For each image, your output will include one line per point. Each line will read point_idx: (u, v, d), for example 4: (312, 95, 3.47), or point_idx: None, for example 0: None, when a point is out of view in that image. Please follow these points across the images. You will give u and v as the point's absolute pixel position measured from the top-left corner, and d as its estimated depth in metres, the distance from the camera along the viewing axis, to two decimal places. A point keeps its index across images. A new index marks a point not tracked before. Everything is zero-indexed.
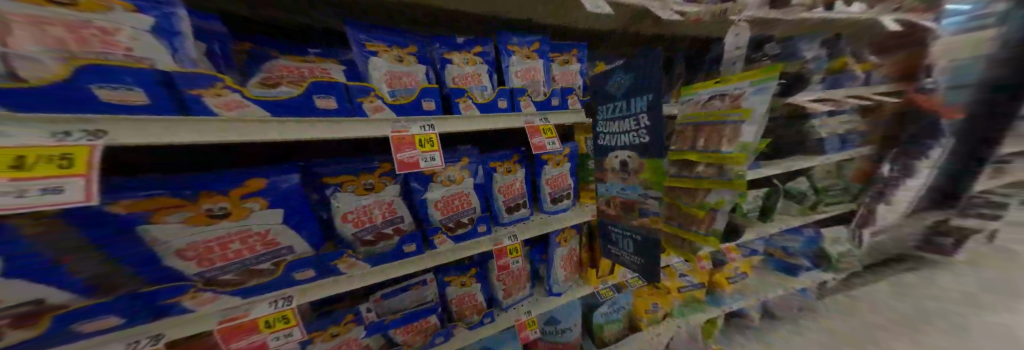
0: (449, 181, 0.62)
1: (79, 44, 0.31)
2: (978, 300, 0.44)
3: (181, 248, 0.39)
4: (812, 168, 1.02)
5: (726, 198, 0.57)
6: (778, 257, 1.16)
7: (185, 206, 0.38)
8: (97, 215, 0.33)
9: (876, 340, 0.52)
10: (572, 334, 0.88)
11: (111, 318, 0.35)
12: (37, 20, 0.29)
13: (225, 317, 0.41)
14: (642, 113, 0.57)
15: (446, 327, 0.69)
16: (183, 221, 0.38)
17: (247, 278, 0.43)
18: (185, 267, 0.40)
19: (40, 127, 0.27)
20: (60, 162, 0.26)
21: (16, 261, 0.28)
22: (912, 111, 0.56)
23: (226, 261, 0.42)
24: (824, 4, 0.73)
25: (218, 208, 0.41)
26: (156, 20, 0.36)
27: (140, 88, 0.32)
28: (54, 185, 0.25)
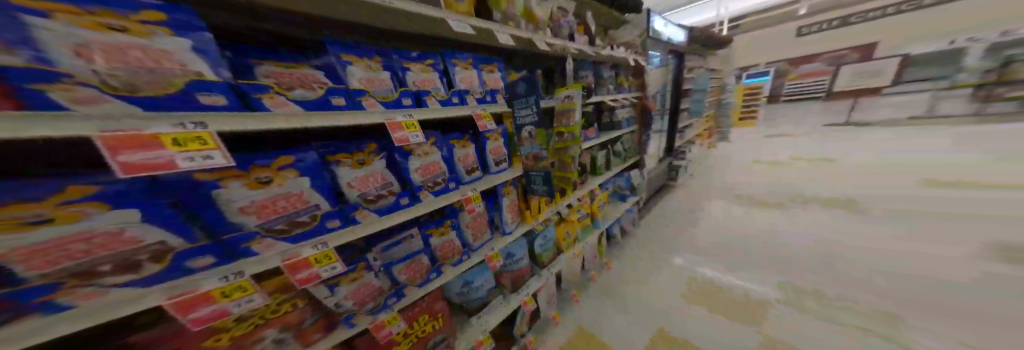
0: (423, 153, 0.88)
1: (153, 64, 0.36)
2: (687, 221, 2.51)
3: (243, 206, 0.50)
4: (624, 139, 2.14)
5: (575, 149, 1.18)
6: (619, 192, 2.26)
7: (241, 176, 0.50)
8: (188, 183, 0.45)
9: (661, 224, 2.52)
10: (521, 264, 1.39)
11: (209, 258, 0.45)
12: (109, 46, 0.33)
13: (285, 257, 0.54)
14: (532, 104, 1.08)
15: (436, 266, 1.01)
16: (242, 187, 0.50)
17: (292, 227, 0.57)
18: (249, 220, 0.52)
19: (164, 119, 0.36)
20: (198, 142, 0.38)
21: (147, 209, 0.40)
22: (645, 107, 2.15)
23: (278, 214, 0.55)
24: (609, 46, 1.71)
25: (264, 176, 0.53)
26: (193, 42, 0.40)
27: (221, 94, 0.42)
28: (203, 156, 0.38)
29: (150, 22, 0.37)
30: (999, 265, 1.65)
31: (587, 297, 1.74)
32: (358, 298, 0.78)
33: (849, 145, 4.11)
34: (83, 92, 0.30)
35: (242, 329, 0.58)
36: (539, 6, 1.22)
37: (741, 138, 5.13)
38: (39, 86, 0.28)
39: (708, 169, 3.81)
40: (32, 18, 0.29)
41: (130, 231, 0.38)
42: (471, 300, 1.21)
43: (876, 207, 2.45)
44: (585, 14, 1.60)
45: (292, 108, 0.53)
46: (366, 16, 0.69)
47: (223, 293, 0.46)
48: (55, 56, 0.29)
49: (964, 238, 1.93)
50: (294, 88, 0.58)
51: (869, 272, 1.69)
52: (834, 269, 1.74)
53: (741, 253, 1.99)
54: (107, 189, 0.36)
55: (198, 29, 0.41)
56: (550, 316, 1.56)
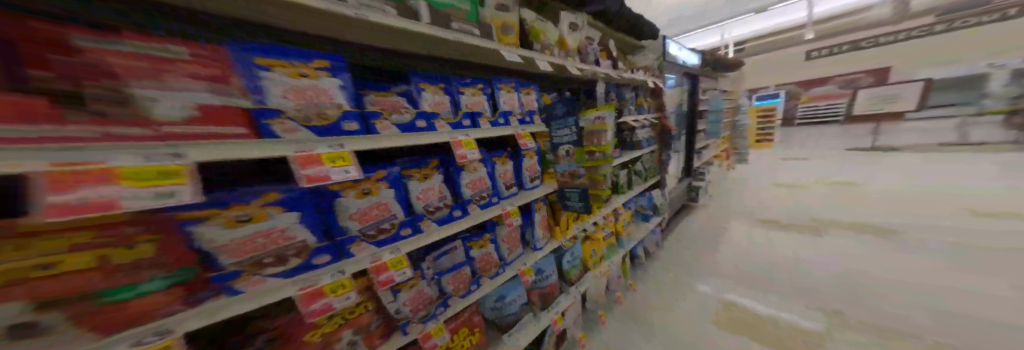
0: (474, 169, 0.96)
1: (318, 98, 0.51)
2: (710, 244, 2.45)
3: (352, 212, 0.60)
4: (645, 158, 2.18)
5: (604, 169, 1.26)
6: (642, 211, 2.27)
7: (352, 186, 0.61)
8: (323, 192, 0.58)
9: (685, 246, 2.46)
10: (550, 279, 1.40)
11: (325, 256, 0.54)
12: (297, 88, 0.48)
13: (374, 259, 0.59)
14: (570, 125, 1.18)
15: (477, 278, 1.04)
16: (353, 196, 0.61)
17: (379, 233, 0.64)
18: (353, 224, 0.61)
19: (322, 142, 0.47)
20: (340, 158, 0.47)
21: (299, 212, 0.53)
22: (663, 126, 2.22)
23: (370, 221, 0.64)
24: (630, 71, 1.83)
25: (366, 188, 0.64)
26: (340, 80, 0.55)
27: (354, 121, 0.54)
28: (343, 170, 0.47)
29: (321, 68, 0.52)
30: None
31: (613, 319, 1.70)
32: (414, 305, 0.82)
33: (877, 169, 3.97)
34: (289, 124, 0.45)
35: (328, 328, 0.64)
36: (571, 36, 1.34)
37: (759, 160, 5.05)
38: (269, 121, 0.42)
39: (728, 191, 3.75)
40: (264, 72, 0.45)
41: (287, 230, 0.50)
42: (505, 315, 1.21)
43: (911, 234, 2.35)
44: (608, 43, 1.74)
45: (391, 130, 0.62)
46: (412, 40, 0.72)
47: (331, 289, 0.51)
48: (271, 98, 0.45)
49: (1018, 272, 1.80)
50: (393, 113, 0.68)
51: (906, 303, 1.59)
52: (874, 298, 1.65)
53: (769, 279, 1.91)
54: (286, 195, 0.52)
55: (344, 70, 0.56)
56: (577, 337, 1.53)
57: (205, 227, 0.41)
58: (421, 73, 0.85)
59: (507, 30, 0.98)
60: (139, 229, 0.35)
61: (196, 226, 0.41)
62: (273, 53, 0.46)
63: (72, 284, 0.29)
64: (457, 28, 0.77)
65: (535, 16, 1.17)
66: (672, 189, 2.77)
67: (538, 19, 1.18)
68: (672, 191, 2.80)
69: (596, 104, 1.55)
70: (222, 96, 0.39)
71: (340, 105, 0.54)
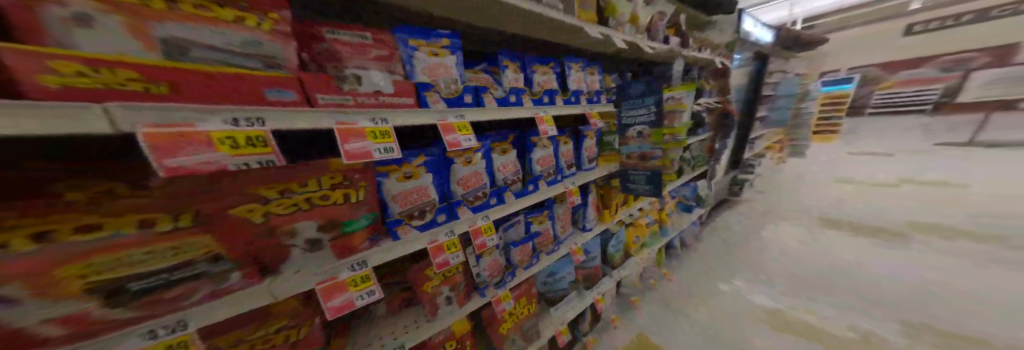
0: (544, 145, 1.00)
1: (443, 73, 0.62)
2: (751, 240, 2.31)
3: (461, 177, 0.74)
4: (698, 145, 2.06)
5: (676, 152, 1.33)
6: (682, 202, 2.20)
7: (459, 154, 0.74)
8: (442, 161, 0.72)
9: (725, 240, 2.33)
10: (594, 261, 1.44)
11: (442, 214, 0.71)
12: (432, 66, 0.60)
13: (472, 223, 0.75)
14: (652, 104, 1.17)
15: (536, 252, 1.11)
16: (461, 164, 0.74)
17: (476, 199, 0.78)
18: (459, 189, 0.74)
19: (449, 114, 0.61)
20: (464, 128, 0.60)
21: (432, 174, 0.70)
22: (723, 111, 2.08)
23: (469, 187, 0.76)
24: (696, 50, 1.70)
25: (468, 158, 0.76)
26: (456, 58, 0.65)
27: (466, 95, 0.67)
28: (467, 138, 0.61)
29: (445, 47, 0.63)
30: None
31: (646, 304, 1.69)
32: (491, 270, 0.92)
33: (982, 168, 3.33)
34: (434, 97, 0.60)
35: (436, 282, 0.80)
36: (643, 11, 1.29)
37: (822, 154, 4.47)
38: (425, 93, 0.59)
39: (781, 187, 3.41)
40: (414, 51, 0.58)
41: (425, 189, 0.67)
42: (556, 290, 1.30)
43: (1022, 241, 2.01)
44: (677, 18, 1.63)
45: (493, 104, 0.74)
46: (501, 17, 0.75)
47: (448, 246, 0.68)
48: (417, 75, 0.58)
49: None
50: (492, 88, 0.79)
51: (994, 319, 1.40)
52: (964, 314, 1.45)
53: (830, 285, 1.73)
54: (428, 159, 0.69)
55: (460, 49, 0.65)
56: (610, 319, 1.56)
57: (389, 179, 0.61)
58: (510, 52, 0.90)
59: (586, 4, 0.98)
60: (359, 175, 0.57)
61: (385, 178, 0.61)
62: (417, 35, 0.59)
63: (322, 211, 0.53)
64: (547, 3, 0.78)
65: None
66: (719, 180, 2.61)
67: None
68: (718, 181, 2.64)
69: (669, 84, 1.48)
70: (395, 74, 0.55)
71: (456, 81, 0.64)
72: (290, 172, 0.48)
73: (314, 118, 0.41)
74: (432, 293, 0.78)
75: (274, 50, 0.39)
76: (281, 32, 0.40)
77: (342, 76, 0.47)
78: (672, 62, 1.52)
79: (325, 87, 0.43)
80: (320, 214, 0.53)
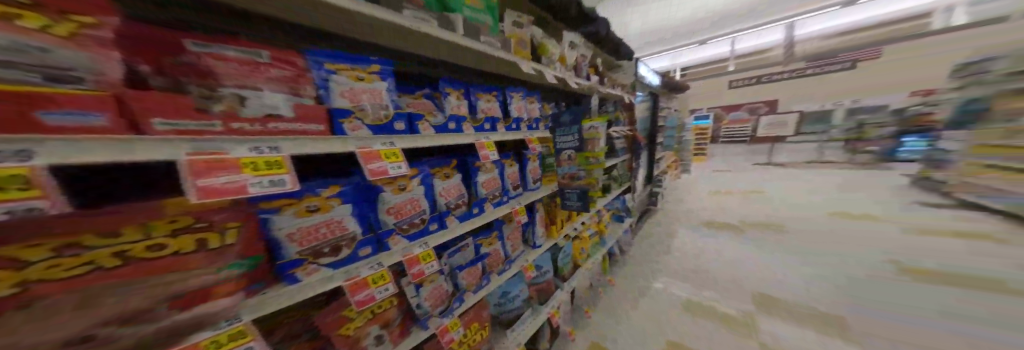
0: (489, 169, 1.02)
1: (369, 98, 0.58)
2: (663, 242, 2.81)
3: (391, 206, 0.67)
4: (621, 164, 2.46)
5: (596, 173, 1.50)
6: (616, 213, 2.52)
7: (390, 182, 0.68)
8: (365, 189, 0.65)
9: (647, 245, 2.77)
10: (547, 275, 1.47)
11: (367, 248, 0.62)
12: (356, 90, 0.56)
13: (405, 253, 0.68)
14: (573, 133, 1.38)
15: (487, 273, 1.07)
16: (391, 191, 0.68)
17: (411, 227, 0.72)
18: (390, 219, 0.67)
19: (374, 141, 0.57)
20: (391, 155, 0.57)
21: (352, 205, 0.61)
22: (634, 136, 2.59)
23: (403, 215, 0.70)
24: (608, 88, 2.13)
25: (402, 184, 0.70)
26: (387, 84, 0.62)
27: (399, 121, 0.64)
28: (396, 165, 0.58)
29: (374, 73, 0.60)
30: (896, 287, 1.95)
31: (597, 312, 1.80)
32: (434, 300, 0.84)
33: (780, 178, 5.03)
34: (355, 123, 0.55)
35: (360, 321, 0.67)
36: (569, 53, 1.56)
37: (701, 171, 5.95)
38: (342, 120, 0.53)
39: (680, 197, 4.33)
40: (331, 75, 0.53)
41: (342, 222, 0.58)
42: (508, 311, 1.25)
43: (805, 224, 3.07)
44: (595, 61, 2.00)
45: (430, 131, 0.72)
46: (444, 49, 0.80)
47: (373, 280, 0.59)
48: (335, 99, 0.52)
49: (876, 253, 2.42)
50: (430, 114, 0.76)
51: (807, 280, 2.03)
52: (789, 281, 2.05)
53: (717, 273, 2.20)
54: (344, 189, 0.61)
55: (392, 75, 0.64)
56: (566, 332, 1.59)
57: (281, 216, 0.51)
58: (451, 80, 0.91)
59: (522, 45, 1.17)
60: (216, 214, 0.43)
61: (273, 215, 0.50)
62: (338, 59, 0.55)
63: (147, 267, 0.34)
64: (485, 41, 0.90)
65: (542, 33, 1.34)
66: (638, 192, 3.12)
67: (544, 36, 1.35)
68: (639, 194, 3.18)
69: (591, 113, 1.78)
70: (302, 97, 0.48)
71: (386, 106, 0.61)
72: (99, 218, 0.32)
73: (156, 149, 0.32)
74: (354, 335, 0.65)
75: (76, 57, 0.26)
76: (95, 36, 0.27)
77: (214, 96, 0.37)
78: (592, 96, 1.84)
79: (180, 112, 0.34)
80: (144, 270, 0.34)
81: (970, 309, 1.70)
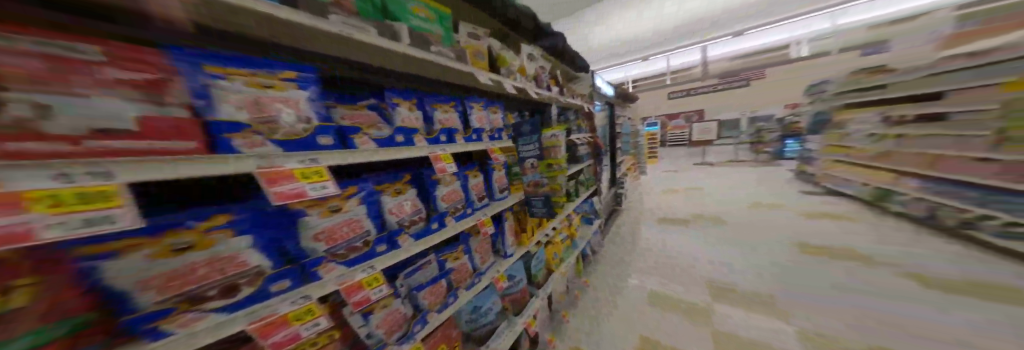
0: (448, 182, 0.96)
1: (276, 110, 0.49)
2: (627, 240, 3.00)
3: (318, 231, 0.56)
4: (586, 169, 2.57)
5: (560, 180, 1.55)
6: (587, 216, 2.61)
7: (318, 204, 0.58)
8: (277, 215, 0.53)
9: (614, 244, 2.91)
10: (520, 284, 1.41)
11: (285, 281, 0.50)
12: (256, 99, 0.47)
13: (342, 281, 0.56)
14: (532, 142, 1.42)
15: (453, 290, 1.00)
16: (319, 214, 0.58)
17: (350, 252, 0.62)
18: (318, 246, 0.56)
19: (289, 158, 0.49)
20: (311, 174, 0.49)
21: (256, 235, 0.49)
22: (597, 144, 2.76)
23: (337, 239, 0.60)
24: (568, 98, 2.26)
25: (334, 205, 0.61)
26: (307, 93, 0.56)
27: (326, 135, 0.58)
28: (318, 184, 0.50)
29: (287, 80, 0.53)
30: (812, 270, 2.15)
31: (574, 316, 1.81)
32: (389, 327, 0.74)
33: (714, 175, 5.85)
34: (254, 138, 0.46)
35: None
36: (528, 65, 1.61)
37: (654, 172, 6.60)
38: (228, 134, 0.43)
39: (640, 197, 4.71)
40: (218, 80, 0.43)
41: (241, 256, 0.45)
42: (480, 327, 1.14)
43: (736, 213, 3.58)
44: (555, 72, 2.12)
45: (369, 145, 0.65)
46: (390, 59, 0.76)
47: (296, 317, 0.49)
48: (220, 111, 0.42)
49: (788, 231, 2.92)
50: (371, 127, 0.69)
51: (747, 267, 2.29)
52: (731, 264, 2.34)
53: (675, 265, 2.42)
54: (239, 216, 0.48)
55: (314, 84, 0.57)
56: (547, 339, 1.58)
57: (123, 261, 0.34)
58: (399, 90, 0.84)
59: (478, 56, 1.17)
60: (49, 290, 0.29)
61: (105, 262, 0.33)
62: (234, 63, 0.46)
63: None
64: (437, 51, 0.87)
65: (501, 46, 1.37)
66: (604, 194, 3.29)
67: (503, 48, 1.38)
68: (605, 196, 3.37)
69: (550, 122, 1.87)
70: (172, 108, 0.37)
71: (308, 118, 0.54)
72: None
73: None
74: None
75: None
76: None
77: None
78: (551, 106, 1.93)
79: None
80: None
81: (855, 283, 1.97)
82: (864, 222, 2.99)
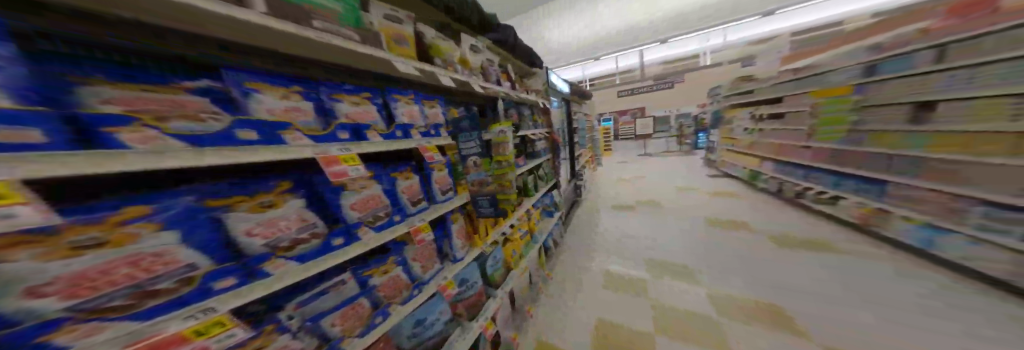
0: (360, 187, 0.77)
1: None
2: (583, 229, 3.13)
3: (47, 281, 0.29)
4: (544, 165, 2.57)
5: (512, 177, 1.43)
6: (547, 210, 2.60)
7: (38, 242, 0.29)
8: None
9: (573, 235, 3.00)
10: (476, 286, 1.29)
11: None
12: None
13: (129, 343, 0.34)
14: (472, 140, 1.33)
15: (382, 309, 0.80)
16: (38, 257, 0.28)
17: (143, 300, 0.37)
18: (48, 303, 0.29)
19: None
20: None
21: None
22: (552, 140, 2.81)
23: (112, 287, 0.34)
24: (522, 93, 2.21)
25: (86, 238, 0.33)
26: None
27: (38, 128, 0.30)
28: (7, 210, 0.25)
29: None
30: (727, 250, 2.37)
31: (538, 310, 1.79)
32: None
33: (653, 165, 6.60)
34: None
35: None
36: (472, 56, 1.50)
37: (607, 164, 7.12)
38: None
39: (595, 188, 5.00)
40: None
41: None
42: (427, 341, 0.97)
43: (668, 197, 4.05)
44: (506, 67, 2.06)
45: (171, 142, 0.40)
46: (256, 36, 0.56)
47: None
48: None
49: (706, 209, 3.41)
50: (172, 118, 0.42)
51: (686, 244, 2.56)
52: (672, 243, 2.60)
53: (623, 247, 2.60)
54: None
55: None
56: (511, 338, 1.48)
57: None
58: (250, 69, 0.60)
59: (401, 44, 0.96)
60: None
61: None
62: None
63: None
64: (322, 28, 0.65)
65: (436, 34, 1.23)
66: (563, 186, 3.37)
67: (440, 37, 1.24)
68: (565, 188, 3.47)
69: (496, 119, 1.79)
70: None
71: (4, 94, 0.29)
72: None
73: None
74: None
75: None
76: None
77: None
78: (500, 101, 1.83)
79: None
80: None
81: (738, 249, 2.36)
82: (745, 199, 3.64)
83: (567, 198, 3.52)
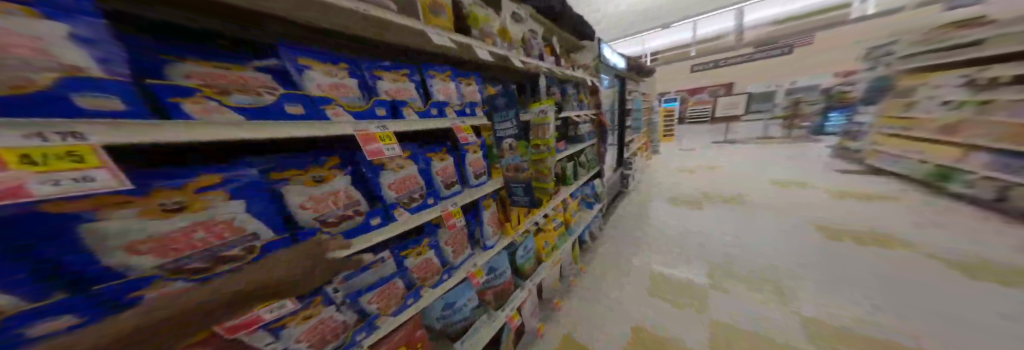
0: (398, 167, 0.76)
1: None
2: (628, 220, 2.76)
3: (136, 242, 0.34)
4: (588, 152, 2.30)
5: (549, 167, 1.27)
6: (586, 200, 2.34)
7: (135, 201, 0.35)
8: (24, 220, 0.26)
9: (615, 225, 2.67)
10: (505, 277, 1.23)
11: (71, 316, 0.29)
12: None
13: None
14: (510, 119, 1.12)
15: (413, 290, 0.82)
16: (135, 215, 0.34)
17: (216, 264, 0.41)
18: (142, 260, 0.35)
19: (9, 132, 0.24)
20: (67, 160, 0.26)
21: None
22: (600, 124, 2.44)
23: (192, 249, 0.39)
24: (567, 67, 1.95)
25: (172, 202, 0.38)
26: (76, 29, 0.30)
27: (120, 98, 0.32)
28: (84, 177, 0.27)
29: None
30: (848, 260, 1.76)
31: (568, 302, 1.66)
32: (313, 339, 0.57)
33: (735, 154, 5.32)
34: None
35: None
36: (512, 27, 1.34)
37: (669, 151, 6.09)
38: None
39: (649, 177, 4.35)
40: None
41: None
42: (455, 323, 0.98)
43: (752, 192, 3.19)
44: (550, 38, 1.83)
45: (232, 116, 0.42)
46: (308, 12, 0.54)
47: None
48: None
49: (814, 210, 2.56)
50: (232, 91, 0.45)
51: (773, 249, 1.97)
52: (755, 246, 2.04)
53: (679, 245, 2.18)
54: None
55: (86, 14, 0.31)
56: (535, 328, 1.43)
57: None
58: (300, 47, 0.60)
59: (438, 11, 0.88)
60: None
61: None
62: None
63: None
64: None
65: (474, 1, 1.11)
66: (608, 172, 3.00)
67: (478, 4, 1.12)
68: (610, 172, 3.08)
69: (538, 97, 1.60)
70: None
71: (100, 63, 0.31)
72: None
73: None
74: None
75: None
76: None
77: None
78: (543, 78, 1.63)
79: None
80: None
81: (876, 267, 1.68)
82: (899, 202, 2.55)
83: (612, 183, 3.14)
